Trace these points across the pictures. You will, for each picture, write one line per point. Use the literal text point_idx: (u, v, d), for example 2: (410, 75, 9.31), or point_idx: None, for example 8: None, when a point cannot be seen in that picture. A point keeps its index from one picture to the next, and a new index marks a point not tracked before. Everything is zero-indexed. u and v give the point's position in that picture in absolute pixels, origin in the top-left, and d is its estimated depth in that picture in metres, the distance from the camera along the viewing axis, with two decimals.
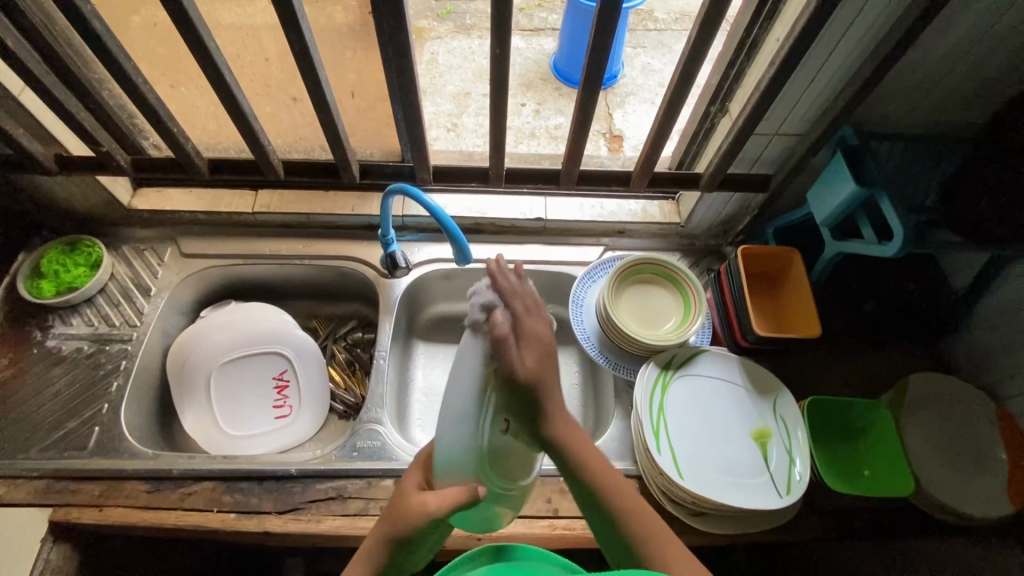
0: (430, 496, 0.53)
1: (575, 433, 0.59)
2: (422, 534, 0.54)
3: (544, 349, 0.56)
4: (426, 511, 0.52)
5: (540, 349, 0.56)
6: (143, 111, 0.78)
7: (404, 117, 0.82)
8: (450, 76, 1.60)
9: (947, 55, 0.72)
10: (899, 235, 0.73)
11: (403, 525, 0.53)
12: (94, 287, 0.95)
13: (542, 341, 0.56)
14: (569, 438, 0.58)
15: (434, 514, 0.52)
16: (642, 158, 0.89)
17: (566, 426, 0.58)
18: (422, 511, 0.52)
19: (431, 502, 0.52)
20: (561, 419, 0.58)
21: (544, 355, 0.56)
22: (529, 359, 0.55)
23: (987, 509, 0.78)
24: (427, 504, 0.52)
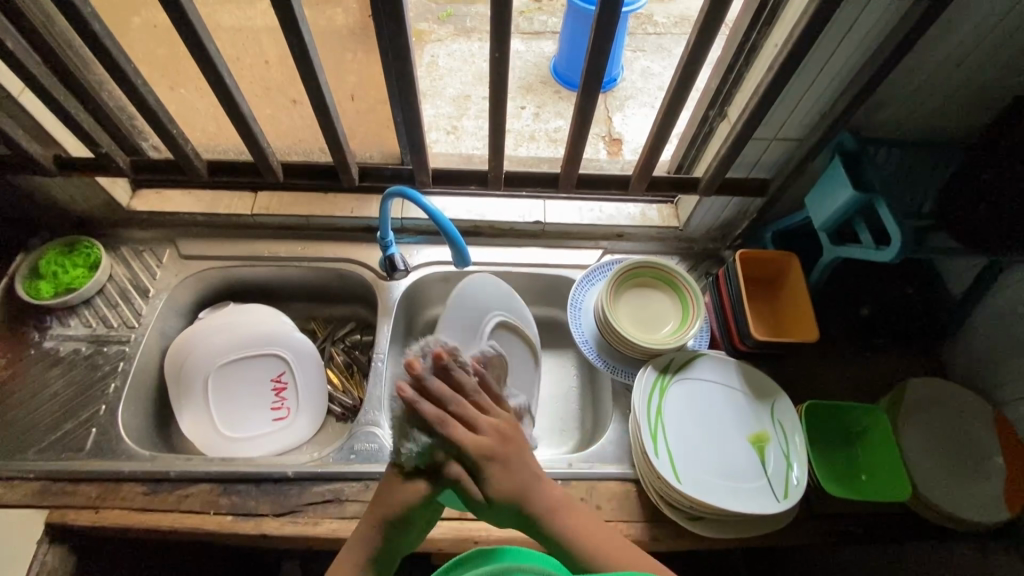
0: (422, 475, 0.55)
1: (579, 526, 0.56)
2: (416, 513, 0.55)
3: (502, 465, 0.54)
4: (420, 487, 0.55)
5: (498, 468, 0.54)
6: (143, 113, 0.78)
7: (403, 121, 0.82)
8: (450, 79, 1.60)
9: (944, 62, 0.72)
10: (896, 239, 0.73)
11: (398, 504, 0.54)
12: (92, 288, 0.95)
13: (499, 458, 0.54)
14: (571, 529, 0.55)
15: (428, 488, 0.55)
16: (640, 163, 0.89)
17: (567, 519, 0.56)
18: (416, 489, 0.54)
19: (425, 480, 0.55)
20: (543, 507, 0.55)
21: (509, 472, 0.55)
22: (503, 485, 0.54)
23: (984, 513, 0.78)
24: (422, 480, 0.55)
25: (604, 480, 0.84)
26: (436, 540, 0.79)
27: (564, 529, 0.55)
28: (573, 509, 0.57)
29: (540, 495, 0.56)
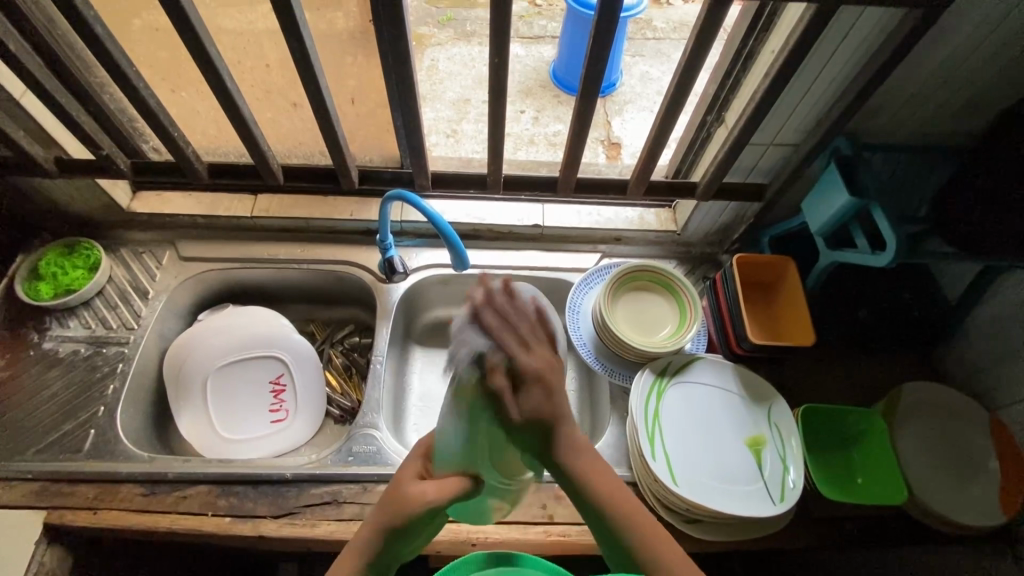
0: (429, 486, 0.54)
1: (591, 461, 0.57)
2: (415, 527, 0.54)
3: (545, 385, 0.53)
4: (424, 499, 0.53)
5: (541, 388, 0.53)
6: (144, 115, 0.78)
7: (403, 124, 0.83)
8: (450, 83, 1.61)
9: (939, 68, 0.73)
10: (893, 244, 0.74)
11: (399, 515, 0.53)
12: (91, 290, 0.95)
13: (546, 379, 0.53)
14: (582, 466, 0.56)
15: (433, 503, 0.53)
16: (638, 167, 0.90)
17: (581, 456, 0.56)
18: (420, 500, 0.53)
19: (430, 491, 0.53)
20: (567, 446, 0.56)
21: (549, 395, 0.53)
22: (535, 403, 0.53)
23: (977, 517, 0.79)
24: (426, 493, 0.53)
25: None
26: (434, 542, 0.79)
27: (576, 467, 0.56)
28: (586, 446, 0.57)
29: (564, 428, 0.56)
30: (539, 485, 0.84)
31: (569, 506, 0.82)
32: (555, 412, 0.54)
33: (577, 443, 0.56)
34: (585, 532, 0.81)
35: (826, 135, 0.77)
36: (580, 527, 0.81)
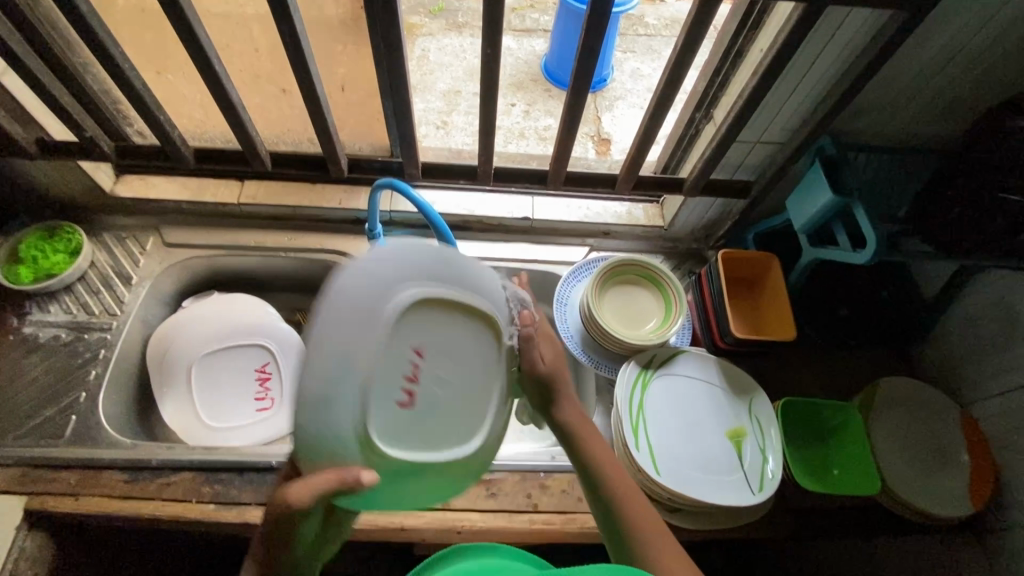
0: (292, 488, 0.45)
1: (590, 432, 0.64)
2: (301, 525, 0.48)
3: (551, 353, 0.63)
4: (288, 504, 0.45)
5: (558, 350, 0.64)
6: (130, 97, 0.77)
7: (393, 113, 0.82)
8: (441, 73, 1.60)
9: (920, 71, 0.75)
10: (872, 244, 0.76)
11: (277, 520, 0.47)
12: (73, 274, 0.93)
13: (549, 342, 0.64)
14: (580, 429, 0.64)
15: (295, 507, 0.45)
16: (627, 162, 0.90)
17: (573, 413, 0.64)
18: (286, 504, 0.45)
19: (293, 494, 0.45)
20: (571, 408, 0.64)
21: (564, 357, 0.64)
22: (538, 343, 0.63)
23: (948, 508, 0.81)
24: (288, 500, 0.45)
25: None
26: (420, 529, 0.80)
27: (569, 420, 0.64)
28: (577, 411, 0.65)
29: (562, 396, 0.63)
30: (523, 475, 0.85)
31: (554, 495, 0.84)
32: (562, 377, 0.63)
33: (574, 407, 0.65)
34: (568, 521, 0.82)
35: (812, 134, 0.79)
36: (564, 515, 0.82)
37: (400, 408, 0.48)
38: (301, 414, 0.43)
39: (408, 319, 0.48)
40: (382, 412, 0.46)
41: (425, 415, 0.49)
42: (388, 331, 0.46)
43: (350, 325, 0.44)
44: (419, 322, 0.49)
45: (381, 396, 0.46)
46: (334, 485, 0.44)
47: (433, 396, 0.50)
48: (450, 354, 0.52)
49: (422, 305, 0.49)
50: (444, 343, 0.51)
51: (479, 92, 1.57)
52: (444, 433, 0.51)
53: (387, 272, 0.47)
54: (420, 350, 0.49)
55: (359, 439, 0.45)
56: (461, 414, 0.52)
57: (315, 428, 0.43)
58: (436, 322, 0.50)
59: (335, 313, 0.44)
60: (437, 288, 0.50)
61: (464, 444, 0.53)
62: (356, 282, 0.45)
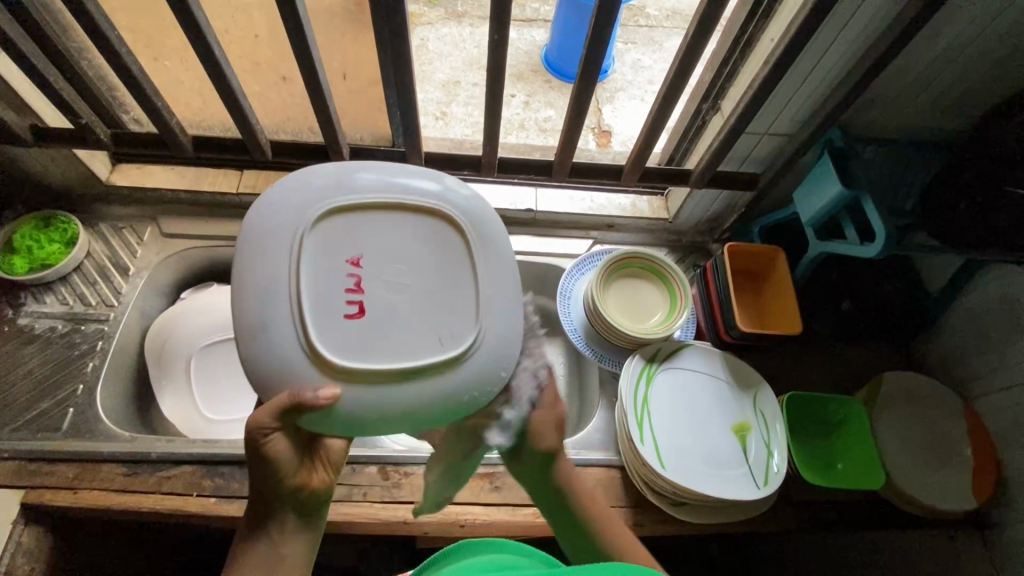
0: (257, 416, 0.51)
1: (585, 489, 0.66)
2: (277, 457, 0.53)
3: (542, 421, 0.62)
4: (254, 427, 0.51)
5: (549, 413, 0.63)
6: (127, 83, 0.75)
7: (396, 101, 0.81)
8: (440, 63, 1.58)
9: (932, 63, 0.74)
10: (880, 238, 0.75)
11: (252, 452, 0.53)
12: (69, 265, 0.92)
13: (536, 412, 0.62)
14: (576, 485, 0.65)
15: (257, 424, 0.50)
16: (634, 154, 0.89)
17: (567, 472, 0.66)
18: (254, 428, 0.51)
19: (256, 418, 0.51)
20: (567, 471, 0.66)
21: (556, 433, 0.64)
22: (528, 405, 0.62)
23: (953, 502, 0.81)
24: (254, 422, 0.51)
25: (589, 466, 0.85)
26: (422, 523, 0.80)
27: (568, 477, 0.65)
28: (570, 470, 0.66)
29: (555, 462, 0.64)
30: None
31: None
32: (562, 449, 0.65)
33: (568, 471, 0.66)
34: None
35: (821, 126, 0.78)
36: None
37: (348, 317, 0.51)
38: (248, 338, 0.50)
39: (327, 233, 0.52)
40: (327, 321, 0.51)
41: (379, 320, 0.52)
42: (304, 246, 0.51)
43: (265, 251, 0.51)
44: (346, 232, 0.53)
45: (322, 308, 0.51)
46: (287, 401, 0.49)
47: (386, 301, 0.52)
48: (397, 259, 0.54)
49: (340, 217, 0.53)
50: (383, 246, 0.54)
51: (479, 82, 1.54)
52: (414, 336, 0.52)
53: (295, 195, 0.52)
54: (357, 261, 0.53)
55: (308, 351, 0.50)
56: (430, 317, 0.53)
57: (265, 349, 0.50)
58: (365, 229, 0.54)
59: (252, 246, 0.51)
60: (354, 198, 0.53)
61: (448, 347, 0.52)
62: (267, 213, 0.52)
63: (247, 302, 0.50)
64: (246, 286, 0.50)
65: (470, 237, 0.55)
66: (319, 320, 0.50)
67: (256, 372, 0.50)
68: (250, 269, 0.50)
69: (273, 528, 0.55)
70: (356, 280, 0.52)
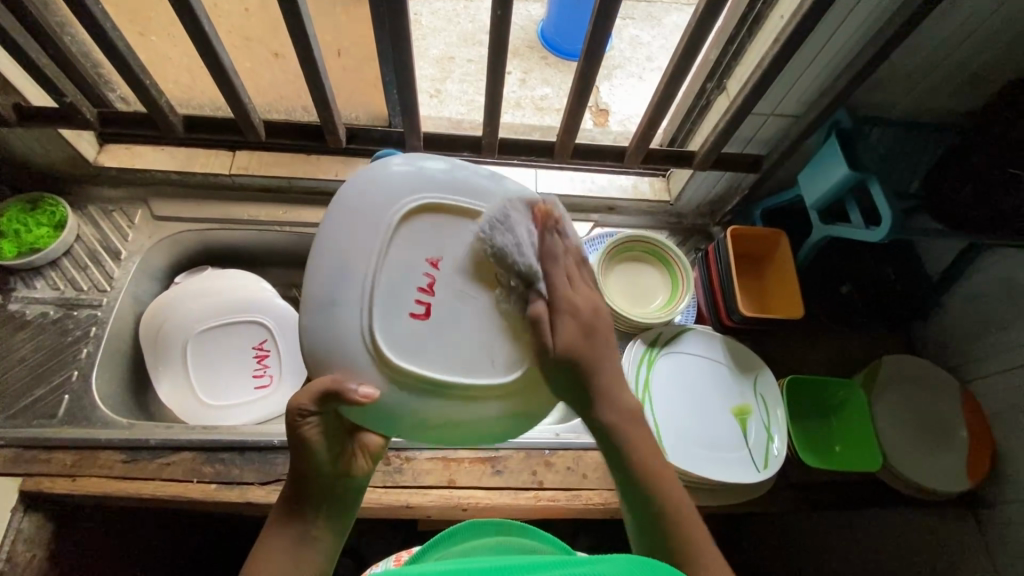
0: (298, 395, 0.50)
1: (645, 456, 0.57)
2: (313, 444, 0.51)
3: (585, 325, 0.56)
4: (296, 409, 0.50)
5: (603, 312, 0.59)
6: (112, 59, 0.72)
7: (395, 80, 0.78)
8: (434, 39, 1.53)
9: (944, 43, 0.72)
10: (887, 221, 0.74)
11: (293, 439, 0.51)
12: (59, 249, 0.90)
13: (578, 312, 0.56)
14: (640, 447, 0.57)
15: (300, 407, 0.50)
16: (639, 133, 0.87)
17: (627, 424, 0.58)
18: (295, 410, 0.50)
19: (299, 401, 0.50)
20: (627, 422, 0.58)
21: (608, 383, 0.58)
22: (579, 300, 0.57)
23: (947, 483, 0.83)
24: (297, 405, 0.50)
25: (590, 450, 0.85)
26: (425, 507, 0.80)
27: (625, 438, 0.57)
28: (636, 417, 0.59)
29: (605, 373, 0.57)
30: (527, 452, 0.84)
31: (558, 472, 0.83)
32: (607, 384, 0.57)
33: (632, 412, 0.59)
34: (573, 497, 0.82)
35: (829, 107, 0.76)
36: (569, 492, 0.82)
37: (415, 317, 0.53)
38: (313, 313, 0.51)
39: (412, 230, 0.54)
40: (394, 318, 0.52)
41: (442, 327, 0.54)
42: (390, 239, 0.53)
43: (350, 232, 0.52)
44: (428, 232, 0.55)
45: (392, 305, 0.53)
46: (327, 390, 0.49)
47: (453, 308, 0.54)
48: (473, 268, 0.55)
49: (427, 216, 0.54)
50: (463, 256, 0.55)
51: (474, 59, 1.50)
52: (474, 351, 0.54)
53: (390, 183, 0.54)
54: (434, 266, 0.54)
55: (367, 342, 0.51)
56: (492, 334, 0.55)
57: (325, 327, 0.51)
58: (449, 235, 0.55)
59: (338, 222, 0.52)
60: (444, 198, 0.55)
61: (500, 369, 0.55)
62: (360, 191, 0.53)
63: (319, 277, 0.51)
64: (322, 260, 0.52)
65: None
66: (388, 321, 0.52)
67: (308, 347, 0.52)
68: (330, 245, 0.52)
69: (306, 510, 0.52)
70: (431, 282, 0.54)
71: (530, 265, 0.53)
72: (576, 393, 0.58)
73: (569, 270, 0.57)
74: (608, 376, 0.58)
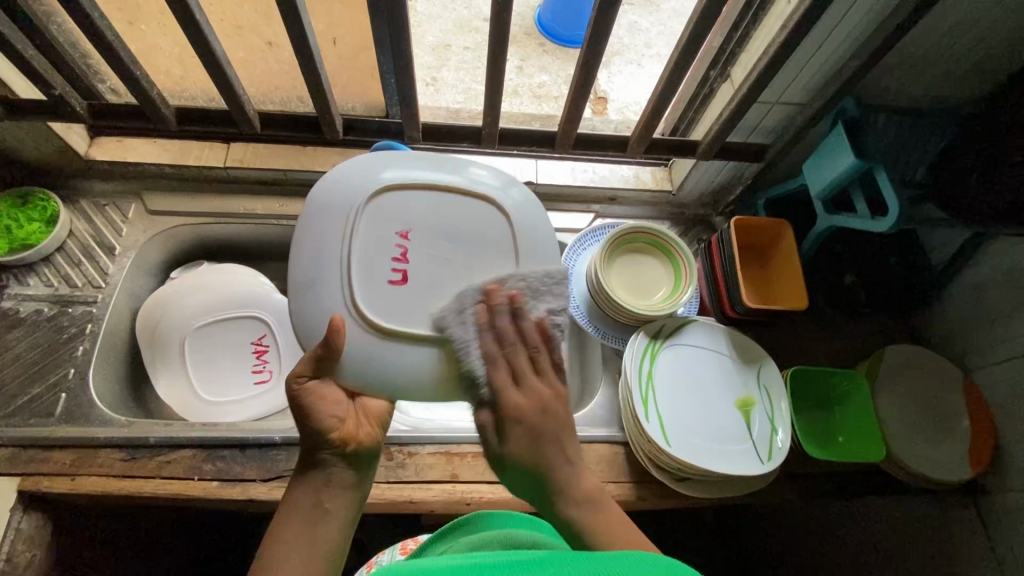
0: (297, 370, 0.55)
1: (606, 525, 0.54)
2: (314, 410, 0.53)
3: (534, 428, 0.54)
4: (294, 378, 0.54)
5: (559, 404, 0.56)
6: (101, 49, 0.69)
7: (393, 69, 0.76)
8: (429, 26, 1.50)
9: (954, 29, 0.70)
10: (894, 211, 0.73)
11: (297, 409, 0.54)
12: (51, 245, 0.88)
13: (526, 417, 0.53)
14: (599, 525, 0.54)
15: (296, 375, 0.53)
16: (642, 123, 0.86)
17: (594, 513, 0.54)
18: (292, 380, 0.54)
19: (297, 371, 0.54)
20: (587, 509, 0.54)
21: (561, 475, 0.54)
22: (526, 401, 0.54)
23: (949, 472, 0.83)
24: (296, 375, 0.54)
25: (593, 443, 0.85)
26: (428, 502, 0.79)
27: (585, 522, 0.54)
28: (601, 504, 0.55)
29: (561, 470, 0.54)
30: None
31: None
32: (559, 483, 0.54)
33: (590, 496, 0.55)
34: None
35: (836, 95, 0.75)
36: None
37: (392, 284, 0.56)
38: (299, 296, 0.56)
39: (381, 206, 0.58)
40: (374, 288, 0.55)
41: (420, 289, 0.56)
42: (363, 219, 0.57)
43: (322, 220, 0.57)
44: (399, 208, 0.58)
45: (370, 276, 0.56)
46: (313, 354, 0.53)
47: (429, 272, 0.57)
48: (445, 234, 0.58)
49: (396, 194, 0.58)
50: (431, 223, 0.59)
51: (470, 46, 1.48)
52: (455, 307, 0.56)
53: (358, 171, 0.59)
54: (407, 237, 0.58)
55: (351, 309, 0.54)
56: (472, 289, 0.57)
57: (312, 306, 0.55)
58: (414, 209, 0.59)
59: (313, 216, 0.57)
60: (414, 178, 0.59)
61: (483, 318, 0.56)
62: (329, 186, 0.58)
63: (301, 264, 0.56)
64: (302, 250, 0.56)
65: (515, 223, 0.60)
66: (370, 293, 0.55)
67: (302, 328, 0.55)
68: (307, 235, 0.56)
69: (318, 475, 0.53)
70: (403, 252, 0.58)
71: (472, 366, 0.53)
72: (532, 487, 0.55)
73: (515, 366, 0.54)
74: (563, 468, 0.55)
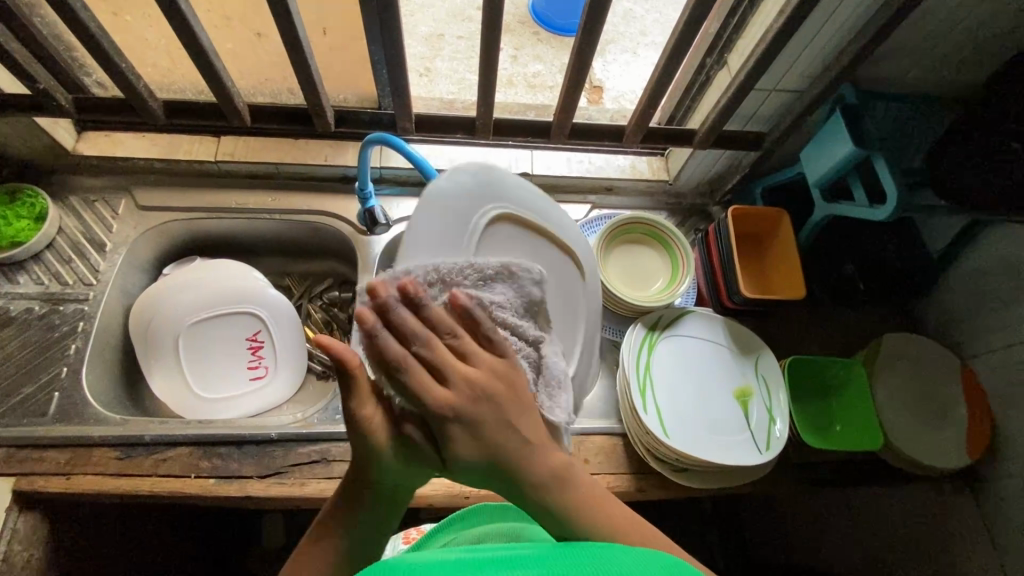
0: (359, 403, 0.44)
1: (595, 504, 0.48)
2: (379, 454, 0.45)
3: (471, 421, 0.44)
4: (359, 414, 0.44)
5: (500, 382, 0.46)
6: (84, 42, 0.68)
7: (384, 59, 0.75)
8: (421, 15, 1.48)
9: (953, 14, 0.69)
10: (892, 199, 0.72)
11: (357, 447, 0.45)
12: (40, 242, 0.87)
13: (456, 413, 0.44)
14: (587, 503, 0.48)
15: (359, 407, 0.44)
16: (637, 113, 0.85)
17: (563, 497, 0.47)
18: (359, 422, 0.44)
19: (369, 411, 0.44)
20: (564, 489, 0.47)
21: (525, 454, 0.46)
22: (450, 395, 0.44)
23: (944, 460, 0.83)
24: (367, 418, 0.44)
25: (591, 435, 0.85)
26: (428, 496, 0.79)
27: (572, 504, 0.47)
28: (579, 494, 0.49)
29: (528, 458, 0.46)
30: None
31: None
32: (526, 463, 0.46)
33: (556, 475, 0.47)
34: None
35: (834, 82, 0.74)
36: None
37: None
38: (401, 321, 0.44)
39: (498, 226, 0.55)
40: None
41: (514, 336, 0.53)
42: (483, 235, 0.53)
43: (436, 234, 0.49)
44: (505, 238, 0.55)
45: None
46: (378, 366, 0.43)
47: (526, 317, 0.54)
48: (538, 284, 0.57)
49: (509, 220, 0.56)
50: None
51: (463, 35, 1.45)
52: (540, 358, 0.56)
53: (476, 188, 0.54)
54: None
55: None
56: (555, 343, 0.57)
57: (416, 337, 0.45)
58: (517, 250, 0.56)
59: (423, 223, 0.49)
60: (523, 219, 0.57)
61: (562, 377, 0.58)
62: (447, 192, 0.51)
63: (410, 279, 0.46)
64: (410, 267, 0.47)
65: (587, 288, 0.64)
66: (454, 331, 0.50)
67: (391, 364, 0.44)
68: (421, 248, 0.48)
69: (361, 514, 0.46)
70: None
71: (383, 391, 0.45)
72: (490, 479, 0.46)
73: (428, 360, 0.44)
74: (520, 446, 0.46)
